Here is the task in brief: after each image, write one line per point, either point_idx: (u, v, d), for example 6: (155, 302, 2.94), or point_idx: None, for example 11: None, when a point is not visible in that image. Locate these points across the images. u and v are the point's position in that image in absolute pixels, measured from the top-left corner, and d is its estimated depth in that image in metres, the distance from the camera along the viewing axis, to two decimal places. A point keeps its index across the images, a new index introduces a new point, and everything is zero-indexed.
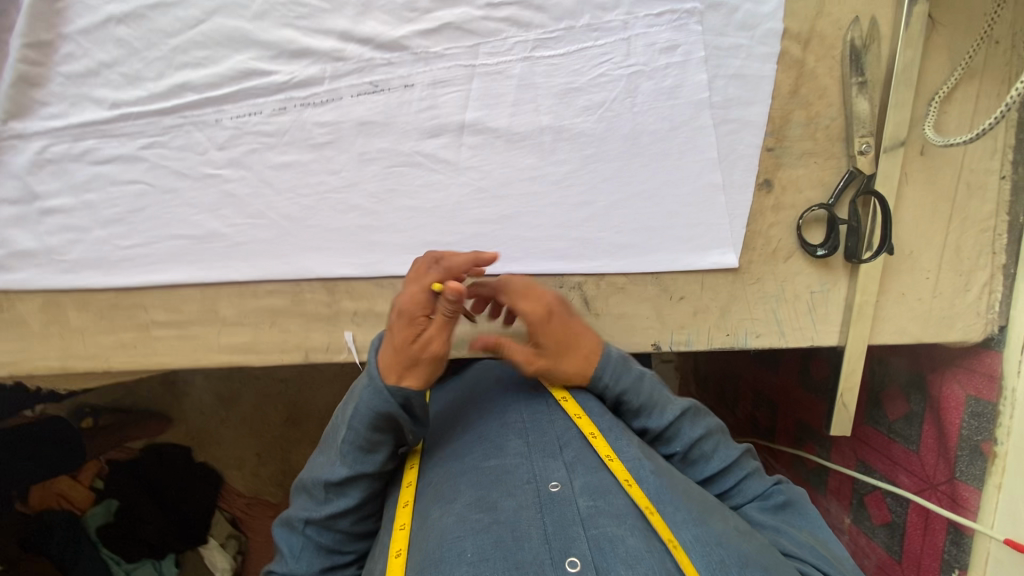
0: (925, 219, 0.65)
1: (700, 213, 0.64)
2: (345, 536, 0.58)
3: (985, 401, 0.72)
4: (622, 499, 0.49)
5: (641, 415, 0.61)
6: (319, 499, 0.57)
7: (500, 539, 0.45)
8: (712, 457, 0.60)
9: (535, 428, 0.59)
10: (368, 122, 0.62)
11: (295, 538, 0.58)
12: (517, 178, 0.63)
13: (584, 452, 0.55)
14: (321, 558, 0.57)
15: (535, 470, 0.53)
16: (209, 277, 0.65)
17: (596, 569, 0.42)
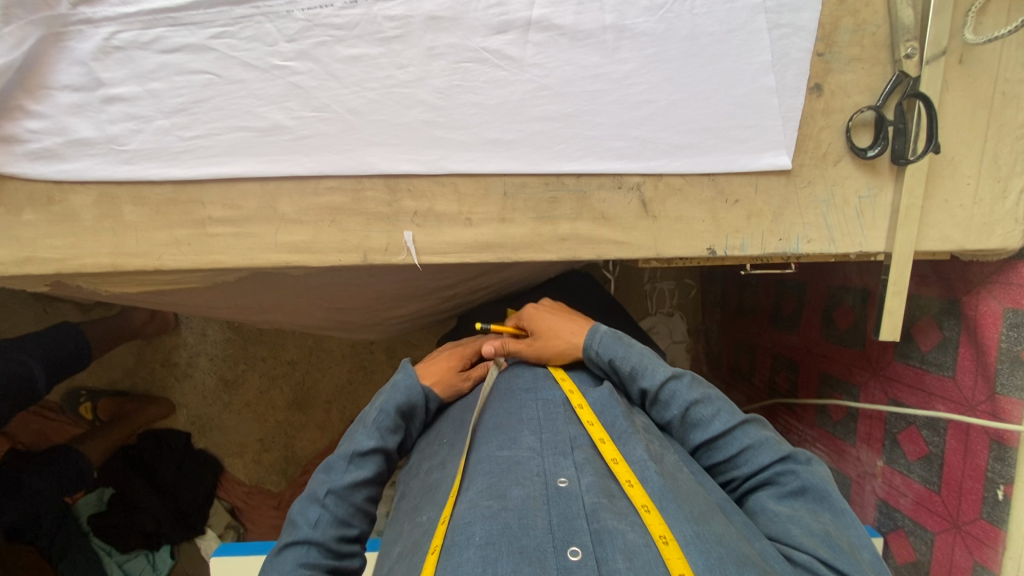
0: (963, 127, 0.68)
1: (754, 115, 0.66)
2: (357, 509, 0.68)
3: (1022, 310, 0.74)
4: (623, 498, 0.59)
5: (635, 377, 0.73)
6: (338, 468, 0.69)
7: (507, 525, 0.54)
8: (710, 419, 0.70)
9: (549, 427, 0.69)
10: (438, 17, 0.63)
11: (313, 511, 0.66)
12: (580, 76, 0.65)
13: (591, 456, 0.64)
14: (335, 527, 0.66)
15: (546, 465, 0.63)
16: (271, 171, 0.65)
17: (594, 558, 0.51)
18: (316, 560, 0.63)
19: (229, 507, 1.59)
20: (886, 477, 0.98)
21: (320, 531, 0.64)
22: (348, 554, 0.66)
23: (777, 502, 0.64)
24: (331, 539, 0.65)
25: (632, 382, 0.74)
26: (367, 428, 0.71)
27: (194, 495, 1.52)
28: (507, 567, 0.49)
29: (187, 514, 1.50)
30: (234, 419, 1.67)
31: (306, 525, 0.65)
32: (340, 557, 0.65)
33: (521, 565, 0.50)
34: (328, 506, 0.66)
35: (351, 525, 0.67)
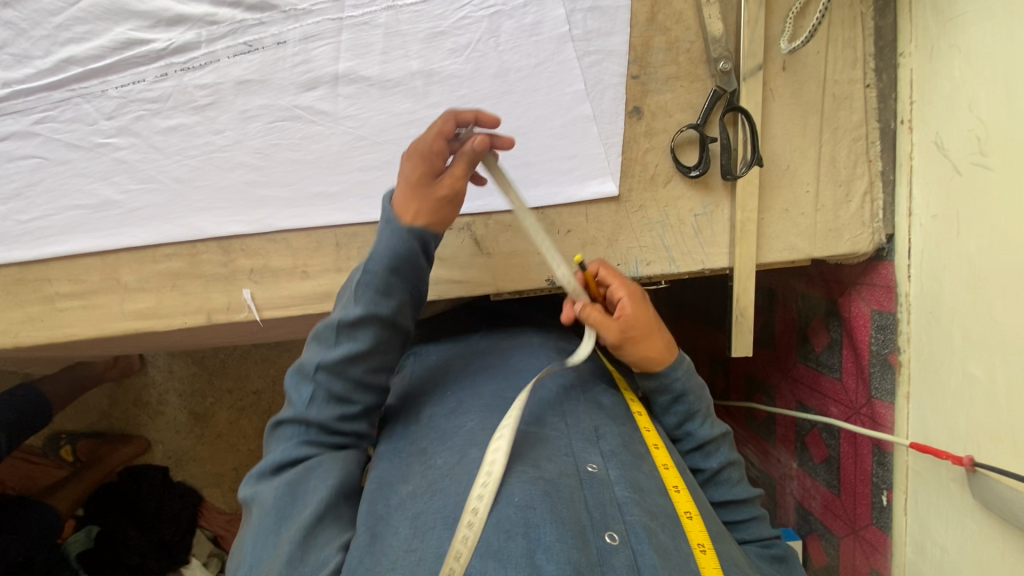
0: (795, 134, 0.67)
1: (574, 144, 0.66)
2: (353, 385, 0.60)
3: (886, 312, 0.71)
4: (656, 494, 0.56)
5: (694, 418, 0.66)
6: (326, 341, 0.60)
7: (547, 493, 0.50)
8: (736, 483, 0.66)
9: (572, 410, 0.63)
10: (246, 81, 0.64)
11: (306, 386, 0.60)
12: (395, 123, 0.65)
13: (620, 443, 0.60)
14: (333, 406, 0.59)
15: (573, 447, 0.58)
16: (108, 244, 0.67)
17: (632, 549, 0.48)
18: (315, 437, 0.59)
19: (210, 535, 1.43)
20: (800, 478, 0.97)
21: (314, 411, 0.59)
22: (351, 429, 0.61)
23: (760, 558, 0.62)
24: (328, 419, 0.59)
25: (684, 423, 0.66)
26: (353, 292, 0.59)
27: (174, 528, 1.37)
28: (550, 537, 0.47)
29: (171, 544, 1.35)
30: (207, 453, 1.55)
31: (301, 403, 0.59)
32: (342, 431, 0.60)
33: (564, 536, 0.47)
34: (320, 383, 0.59)
35: (351, 400, 0.60)
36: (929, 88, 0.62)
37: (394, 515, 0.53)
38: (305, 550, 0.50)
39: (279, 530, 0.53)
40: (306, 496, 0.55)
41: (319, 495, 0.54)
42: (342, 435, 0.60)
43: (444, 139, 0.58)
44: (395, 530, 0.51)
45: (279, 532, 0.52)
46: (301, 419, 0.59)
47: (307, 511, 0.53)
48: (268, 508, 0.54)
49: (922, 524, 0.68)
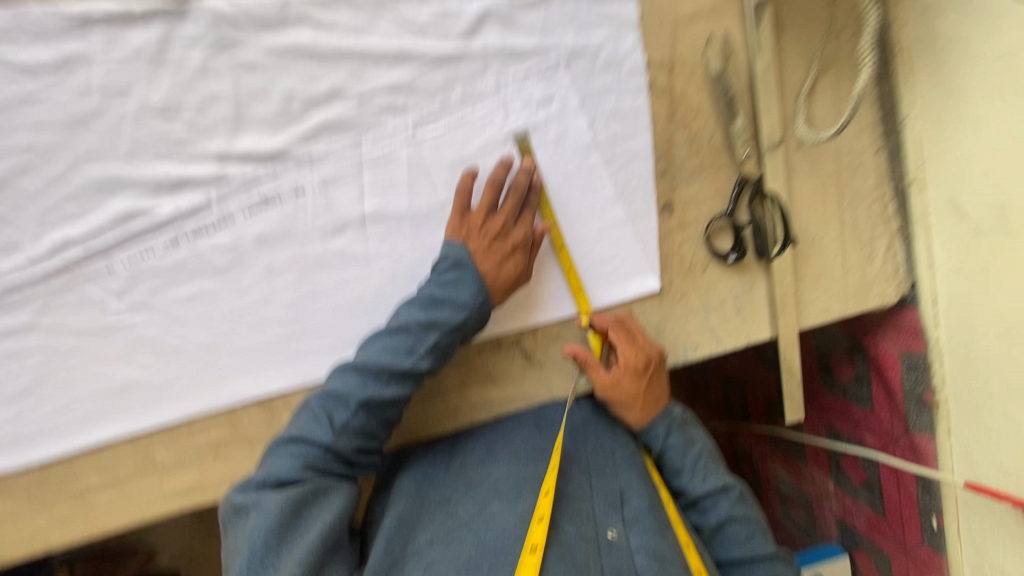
0: (818, 205, 0.69)
1: (612, 246, 0.66)
2: (385, 421, 0.56)
3: (916, 353, 0.75)
4: (677, 566, 0.53)
5: (680, 475, 0.63)
6: (372, 377, 0.54)
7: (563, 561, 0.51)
8: (744, 542, 0.61)
9: (597, 468, 0.61)
10: (267, 236, 0.60)
11: (339, 413, 0.53)
12: (429, 255, 0.63)
13: (647, 506, 0.58)
14: (361, 437, 0.54)
15: (596, 509, 0.57)
16: (138, 427, 0.62)
17: None
18: (329, 466, 0.53)
19: None
20: (837, 497, 0.99)
21: (343, 441, 0.53)
22: (359, 466, 0.56)
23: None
24: (354, 451, 0.54)
25: (675, 479, 0.64)
26: (417, 346, 0.55)
27: None
28: None
29: None
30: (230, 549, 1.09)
31: (329, 430, 0.53)
32: (352, 463, 0.55)
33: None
34: (358, 419, 0.53)
35: (374, 439, 0.56)
36: (933, 154, 0.66)
37: (410, 563, 0.52)
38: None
39: (279, 556, 0.47)
40: (309, 519, 0.50)
41: (326, 520, 0.50)
42: (349, 470, 0.55)
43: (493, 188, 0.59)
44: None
45: (279, 554, 0.47)
46: (323, 449, 0.52)
47: (311, 537, 0.49)
48: (264, 521, 0.48)
49: (977, 549, 0.73)
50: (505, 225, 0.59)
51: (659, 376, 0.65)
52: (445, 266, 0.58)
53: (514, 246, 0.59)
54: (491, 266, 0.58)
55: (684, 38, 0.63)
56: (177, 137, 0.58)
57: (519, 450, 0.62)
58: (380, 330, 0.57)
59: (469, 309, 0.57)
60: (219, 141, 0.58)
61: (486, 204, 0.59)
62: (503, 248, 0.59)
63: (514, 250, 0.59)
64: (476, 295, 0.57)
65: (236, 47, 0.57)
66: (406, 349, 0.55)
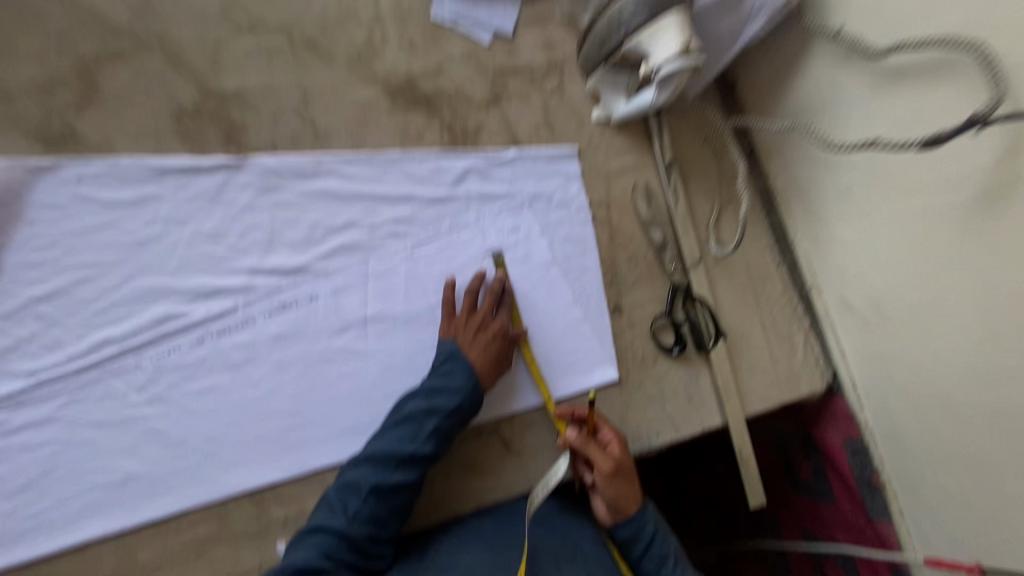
0: (740, 306, 0.84)
1: (575, 342, 0.78)
2: (394, 510, 0.60)
3: (856, 438, 0.84)
4: None
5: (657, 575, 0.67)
6: (381, 465, 0.60)
7: None
8: None
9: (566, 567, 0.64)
10: (281, 336, 0.71)
11: (352, 499, 0.59)
12: (419, 351, 0.73)
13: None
14: (371, 524, 0.59)
15: None
16: (128, 522, 0.64)
17: None
18: (343, 556, 0.57)
19: None
20: None
21: (356, 528, 0.58)
22: (373, 558, 0.60)
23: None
24: (366, 537, 0.58)
25: None
26: (419, 431, 0.62)
27: None
28: None
29: None
30: None
31: (343, 513, 0.58)
32: (366, 555, 0.59)
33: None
34: (368, 506, 0.59)
35: (386, 526, 0.60)
36: (816, 266, 0.85)
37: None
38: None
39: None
40: None
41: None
42: (365, 561, 0.59)
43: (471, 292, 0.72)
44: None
45: None
46: (338, 536, 0.57)
47: None
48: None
49: None
50: (485, 317, 0.71)
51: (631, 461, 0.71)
52: (440, 359, 0.67)
53: (494, 334, 0.70)
54: (477, 353, 0.68)
55: (617, 183, 0.84)
56: (218, 257, 0.72)
57: (497, 546, 0.65)
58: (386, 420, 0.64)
59: (464, 394, 0.65)
60: (252, 259, 0.72)
61: (467, 304, 0.71)
62: (485, 338, 0.69)
63: (495, 337, 0.70)
64: (466, 380, 0.66)
65: (277, 190, 0.74)
66: (410, 436, 0.62)
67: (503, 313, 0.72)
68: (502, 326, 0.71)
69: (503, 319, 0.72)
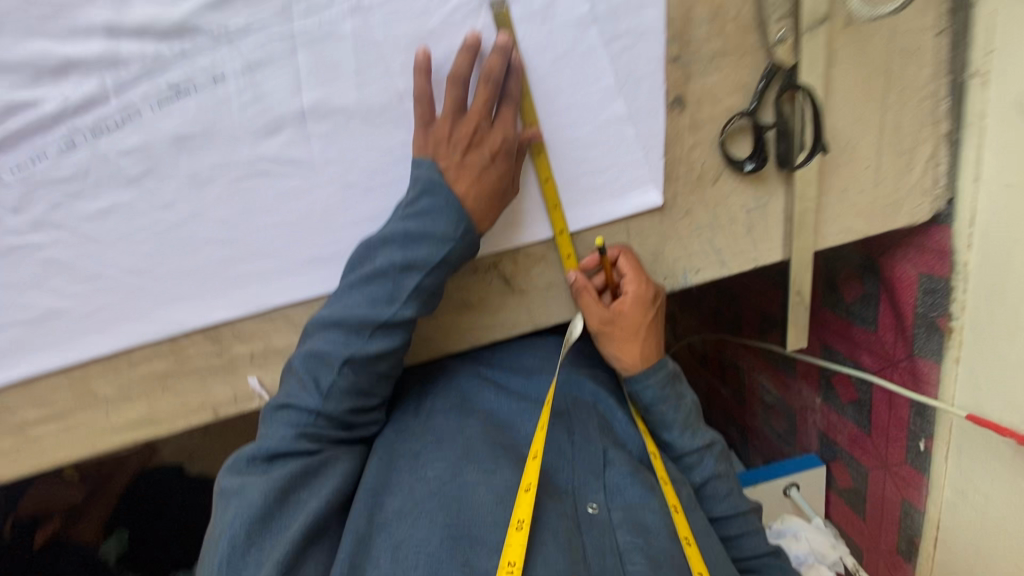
0: (859, 101, 0.57)
1: (610, 152, 0.56)
2: (379, 379, 0.51)
3: (937, 277, 0.68)
4: (662, 538, 0.50)
5: (668, 431, 0.60)
6: (354, 332, 0.48)
7: (560, 537, 0.47)
8: (723, 498, 0.61)
9: (581, 427, 0.58)
10: (185, 136, 0.49)
11: (324, 372, 0.48)
12: (388, 162, 0.52)
13: (628, 474, 0.54)
14: (350, 397, 0.50)
15: (575, 481, 0.53)
16: (68, 359, 0.56)
17: None
18: (323, 431, 0.49)
19: None
20: (823, 413, 0.97)
21: (333, 403, 0.49)
22: (358, 425, 0.53)
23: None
24: (346, 411, 0.50)
25: (663, 433, 0.61)
26: (398, 292, 0.49)
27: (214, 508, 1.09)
28: None
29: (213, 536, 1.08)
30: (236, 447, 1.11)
31: (315, 390, 0.48)
32: (350, 424, 0.52)
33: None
34: (345, 378, 0.48)
35: (370, 394, 0.51)
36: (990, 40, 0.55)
37: (379, 537, 0.45)
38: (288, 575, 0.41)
39: (263, 543, 0.42)
40: (297, 504, 0.45)
41: (315, 505, 0.45)
42: (348, 431, 0.52)
43: (456, 85, 0.48)
44: (376, 562, 0.43)
45: (264, 546, 0.42)
46: (312, 412, 0.48)
47: (298, 525, 0.43)
48: (248, 509, 0.43)
49: (963, 472, 0.72)
50: (479, 127, 0.49)
51: (660, 314, 0.60)
52: (415, 194, 0.49)
53: (491, 154, 0.50)
54: (468, 184, 0.50)
55: None
56: (50, 4, 0.45)
57: (500, 411, 0.59)
58: (354, 276, 0.50)
59: (451, 243, 0.49)
60: (105, 10, 0.46)
61: (451, 105, 0.49)
62: (479, 160, 0.49)
63: (494, 158, 0.50)
64: (453, 225, 0.49)
65: None
66: (385, 297, 0.49)
67: (505, 118, 0.50)
68: (504, 140, 0.50)
69: (506, 128, 0.50)
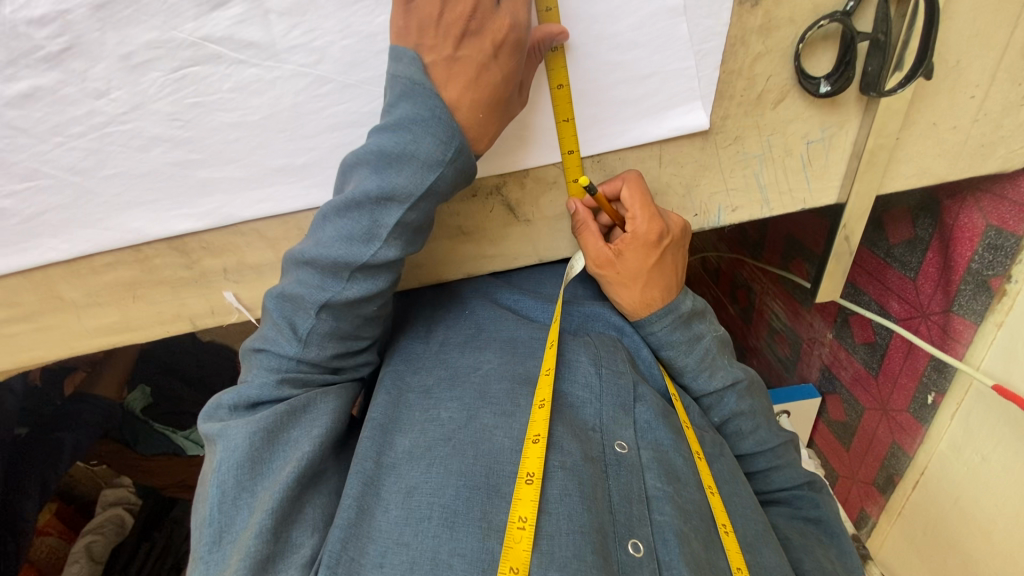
0: (987, 5, 0.44)
1: (653, 57, 0.44)
2: (365, 320, 0.45)
3: (1008, 233, 0.59)
4: (693, 487, 0.42)
5: (684, 373, 0.52)
6: (329, 273, 0.41)
7: (582, 487, 0.38)
8: (747, 435, 0.55)
9: (609, 358, 0.48)
10: (109, 2, 0.39)
11: (300, 316, 0.43)
12: (368, 52, 0.41)
13: (660, 413, 0.46)
14: (334, 342, 0.44)
15: (602, 416, 0.44)
16: (23, 262, 0.50)
17: (658, 565, 0.37)
18: (307, 376, 0.44)
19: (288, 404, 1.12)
20: (831, 348, 0.93)
21: (313, 350, 0.43)
22: (347, 368, 0.48)
23: (787, 522, 0.54)
24: (330, 355, 0.45)
25: (677, 376, 0.53)
26: (378, 230, 0.40)
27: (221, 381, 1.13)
28: (569, 551, 0.35)
29: None
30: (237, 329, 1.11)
31: (292, 336, 0.43)
32: (336, 367, 0.47)
33: (583, 551, 0.35)
34: (325, 323, 0.43)
35: (356, 338, 0.46)
36: None
37: (387, 481, 0.40)
38: (284, 525, 0.38)
39: (254, 489, 0.39)
40: (287, 445, 0.41)
41: (306, 449, 0.41)
42: (337, 374, 0.47)
43: None
44: (384, 507, 0.38)
45: (254, 493, 0.38)
46: (292, 360, 0.43)
47: (289, 466, 0.39)
48: (234, 455, 0.39)
49: (966, 431, 0.70)
50: (478, 6, 0.38)
51: (676, 253, 0.50)
52: (394, 99, 0.39)
53: (493, 47, 0.38)
54: (460, 86, 0.39)
55: None
56: None
57: (517, 341, 0.49)
58: (328, 206, 0.41)
59: (439, 167, 0.40)
60: None
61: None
62: (476, 53, 0.39)
63: (497, 50, 0.39)
64: (444, 146, 0.39)
65: None
66: (363, 235, 0.40)
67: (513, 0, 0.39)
68: (511, 29, 0.38)
69: (515, 13, 0.38)
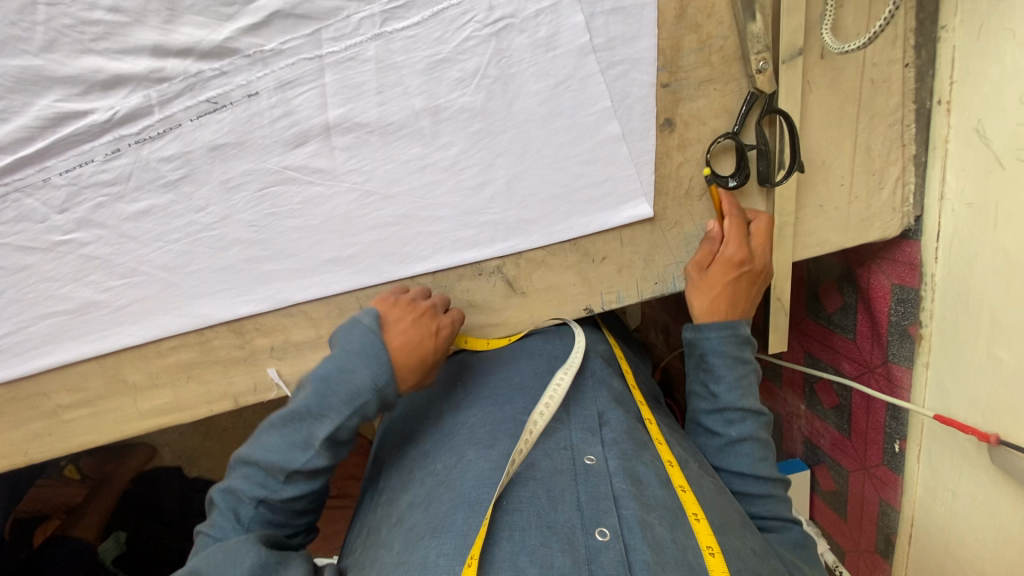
0: (832, 125, 0.63)
1: (607, 168, 0.61)
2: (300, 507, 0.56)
3: (909, 287, 0.73)
4: (654, 485, 0.51)
5: (713, 377, 0.63)
6: (271, 474, 0.53)
7: (548, 492, 0.49)
8: (757, 460, 0.62)
9: (576, 400, 0.60)
10: (220, 146, 0.54)
11: (244, 507, 0.54)
12: (404, 172, 0.57)
13: (624, 432, 0.56)
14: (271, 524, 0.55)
15: (573, 437, 0.55)
16: (101, 348, 0.60)
17: (623, 547, 0.45)
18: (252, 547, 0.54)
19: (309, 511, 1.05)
20: (807, 419, 1.01)
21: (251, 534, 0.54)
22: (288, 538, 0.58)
23: (787, 547, 0.57)
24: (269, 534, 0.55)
25: (707, 380, 0.63)
26: (311, 444, 0.53)
27: None
28: (535, 539, 0.44)
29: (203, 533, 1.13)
30: None
31: (236, 522, 0.53)
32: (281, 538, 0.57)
33: (549, 539, 0.45)
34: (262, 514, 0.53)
35: (289, 519, 0.56)
36: (941, 76, 0.61)
37: (395, 528, 0.50)
38: None
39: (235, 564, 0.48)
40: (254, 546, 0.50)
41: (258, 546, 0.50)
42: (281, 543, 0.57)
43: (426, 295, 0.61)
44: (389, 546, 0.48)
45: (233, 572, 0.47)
46: None
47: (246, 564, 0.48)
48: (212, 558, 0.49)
49: (933, 470, 0.76)
50: (433, 310, 0.59)
51: (751, 284, 0.63)
52: (351, 340, 0.55)
53: (434, 330, 0.57)
54: (403, 341, 0.56)
55: None
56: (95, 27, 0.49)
57: (496, 393, 0.61)
58: (274, 417, 0.54)
59: (364, 396, 0.53)
60: (152, 32, 0.50)
61: (419, 294, 0.60)
62: (425, 327, 0.57)
63: (438, 333, 0.58)
64: (371, 381, 0.54)
65: None
66: (298, 446, 0.53)
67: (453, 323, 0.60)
68: (445, 331, 0.59)
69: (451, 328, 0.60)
